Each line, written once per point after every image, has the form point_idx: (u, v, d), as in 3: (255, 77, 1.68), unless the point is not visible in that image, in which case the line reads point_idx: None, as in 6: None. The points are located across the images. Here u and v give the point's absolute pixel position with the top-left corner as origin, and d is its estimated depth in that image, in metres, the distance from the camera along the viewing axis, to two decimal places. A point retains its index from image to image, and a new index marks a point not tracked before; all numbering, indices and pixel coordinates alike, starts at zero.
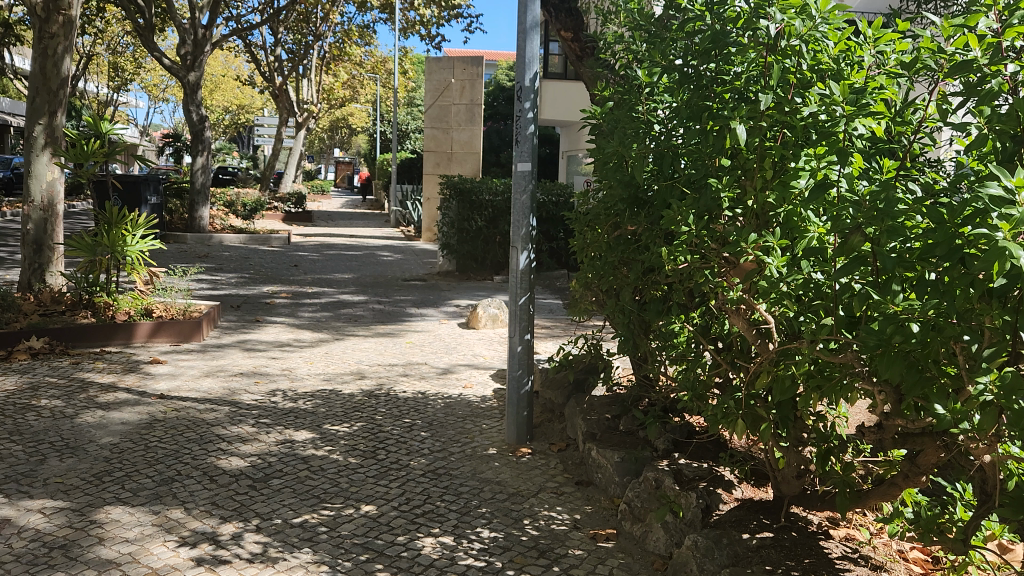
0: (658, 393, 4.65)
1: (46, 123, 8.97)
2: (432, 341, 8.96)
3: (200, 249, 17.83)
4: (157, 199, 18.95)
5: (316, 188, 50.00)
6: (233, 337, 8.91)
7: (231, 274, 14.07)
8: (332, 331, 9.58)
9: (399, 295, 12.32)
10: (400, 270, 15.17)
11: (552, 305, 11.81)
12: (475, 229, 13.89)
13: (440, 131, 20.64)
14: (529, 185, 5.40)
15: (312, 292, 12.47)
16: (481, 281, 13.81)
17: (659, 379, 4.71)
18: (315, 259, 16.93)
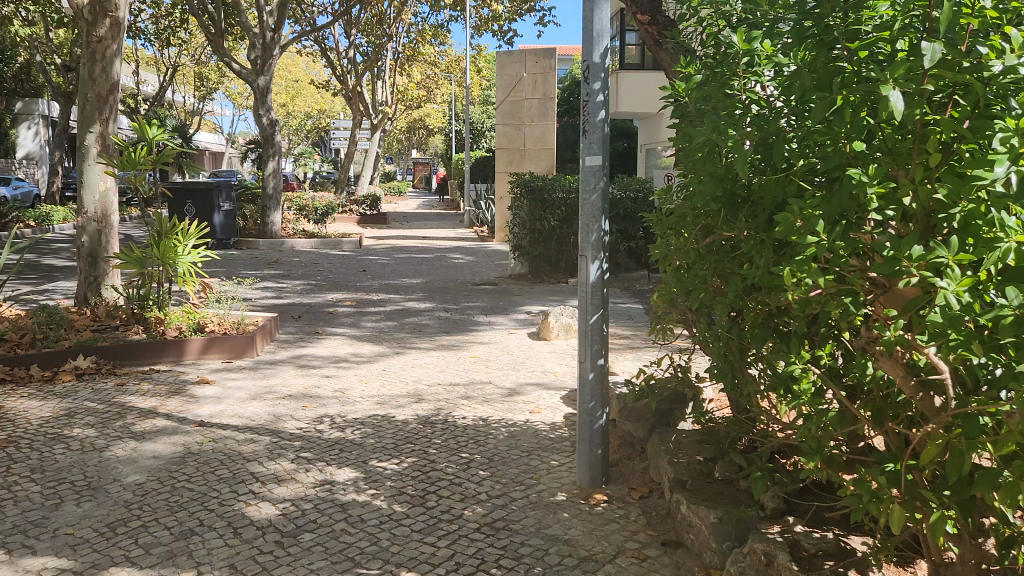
0: (766, 440, 3.74)
1: (98, 131, 8.67)
2: (499, 355, 8.17)
3: (271, 256, 17.63)
4: (231, 206, 18.86)
5: (393, 189, 50.18)
6: (288, 353, 8.36)
7: (297, 281, 13.69)
8: (393, 344, 8.93)
9: (467, 302, 11.62)
10: (471, 273, 14.48)
11: (632, 311, 10.87)
12: (548, 229, 13.05)
13: (512, 128, 19.77)
14: (600, 182, 4.54)
15: (378, 300, 11.90)
16: (555, 284, 12.97)
17: (765, 421, 3.80)
18: (385, 263, 16.46)
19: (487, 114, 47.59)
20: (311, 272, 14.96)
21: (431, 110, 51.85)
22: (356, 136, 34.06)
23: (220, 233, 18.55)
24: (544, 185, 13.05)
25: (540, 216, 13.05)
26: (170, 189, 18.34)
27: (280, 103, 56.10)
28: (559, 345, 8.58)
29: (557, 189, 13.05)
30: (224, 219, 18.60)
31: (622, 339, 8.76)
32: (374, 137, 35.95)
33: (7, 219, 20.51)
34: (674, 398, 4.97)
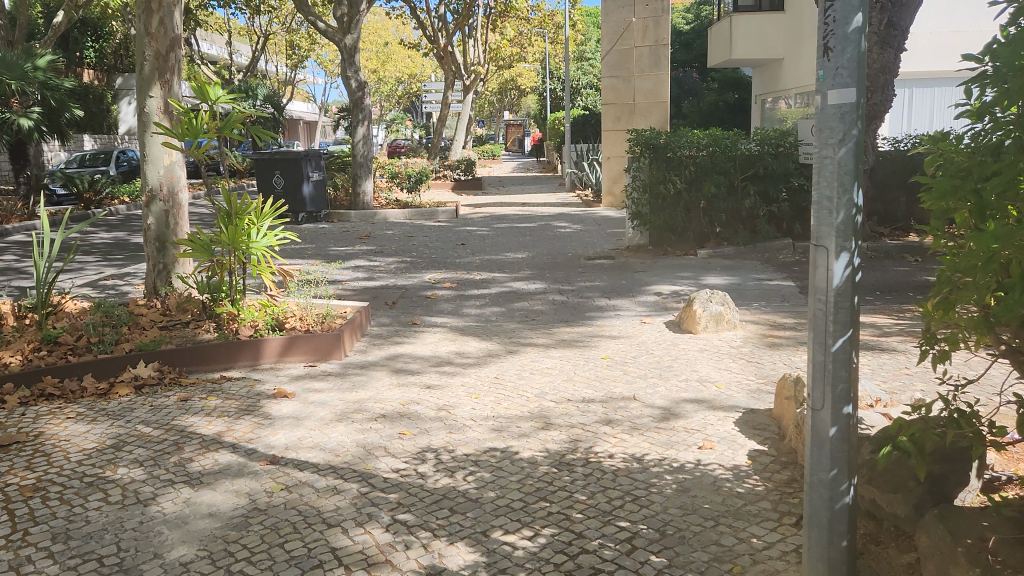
0: None
1: (159, 95, 7.50)
2: (637, 354, 6.59)
3: (363, 229, 16.56)
4: (320, 176, 17.97)
5: (487, 153, 48.97)
6: (381, 355, 7.06)
7: (391, 259, 12.49)
8: (504, 338, 7.51)
9: (583, 281, 10.09)
10: (581, 246, 12.89)
11: (783, 289, 9.06)
12: (673, 192, 11.32)
13: (621, 81, 17.98)
14: (854, 128, 2.84)
15: (481, 280, 10.51)
16: (681, 258, 11.23)
17: None
18: (485, 234, 15.10)
19: (582, 71, 45.40)
20: (405, 248, 13.74)
21: (523, 70, 50.05)
22: (449, 100, 32.77)
23: (311, 205, 17.68)
24: (672, 142, 11.17)
25: (664, 177, 11.33)
26: (256, 160, 17.46)
27: (371, 70, 55.50)
28: (708, 339, 6.91)
29: (685, 145, 11.20)
30: (314, 190, 17.73)
31: (787, 331, 7.03)
32: (467, 100, 34.59)
33: (103, 196, 20.28)
34: (947, 457, 3.25)
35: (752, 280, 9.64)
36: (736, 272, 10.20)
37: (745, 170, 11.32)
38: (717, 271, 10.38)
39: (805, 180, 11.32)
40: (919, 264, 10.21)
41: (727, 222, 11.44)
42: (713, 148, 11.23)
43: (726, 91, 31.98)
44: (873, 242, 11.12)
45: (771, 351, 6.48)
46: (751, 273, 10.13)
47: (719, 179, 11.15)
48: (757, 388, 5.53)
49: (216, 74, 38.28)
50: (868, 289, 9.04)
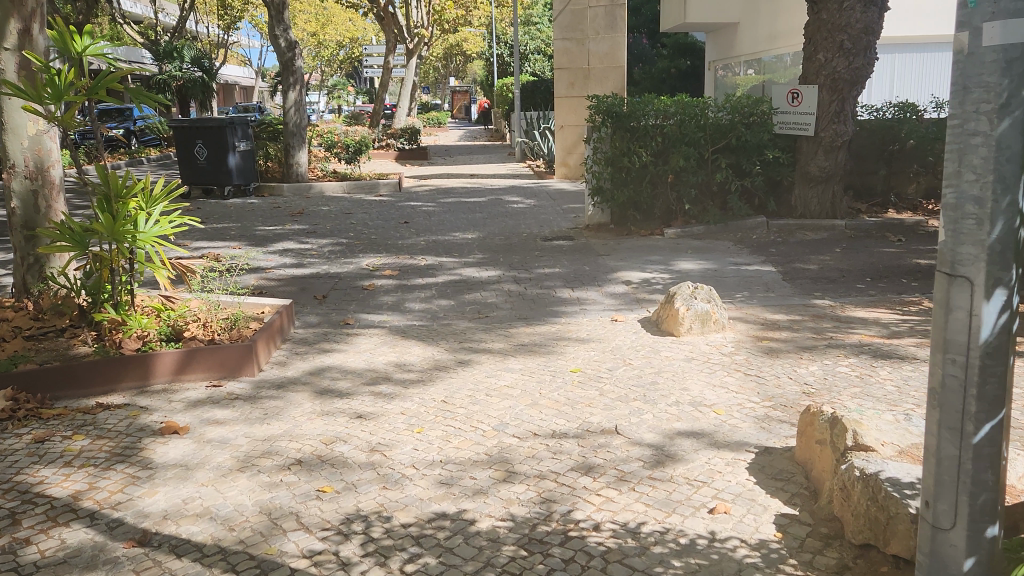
0: None
1: (15, 46, 6.03)
2: (612, 365, 5.50)
3: (297, 205, 15.12)
4: (248, 145, 16.37)
5: (433, 121, 47.30)
6: (303, 370, 5.83)
7: (325, 240, 11.17)
8: (452, 344, 6.33)
9: (541, 266, 8.98)
10: (537, 225, 11.73)
11: (765, 277, 8.10)
12: (638, 166, 10.15)
13: (574, 44, 16.78)
14: (1020, 92, 2.07)
15: (426, 266, 9.30)
16: (647, 238, 10.20)
17: None
18: (431, 210, 13.83)
19: (530, 35, 43.83)
20: (342, 227, 12.40)
21: (468, 35, 48.19)
22: (392, 64, 31.06)
23: (238, 177, 16.10)
24: (636, 111, 10.06)
25: (628, 149, 10.18)
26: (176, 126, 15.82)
27: (310, 33, 52.99)
28: (693, 343, 5.85)
29: (651, 114, 10.08)
30: (241, 162, 16.14)
31: (784, 331, 6.01)
32: (411, 65, 32.92)
33: None
34: None
35: (729, 265, 8.65)
36: (710, 255, 9.21)
37: (717, 140, 10.15)
38: (688, 254, 9.37)
39: (780, 152, 10.29)
40: (906, 244, 9.34)
41: (696, 197, 10.34)
42: (682, 117, 10.06)
43: (678, 58, 30.95)
44: (853, 218, 10.23)
45: (771, 359, 5.45)
46: (726, 256, 9.15)
47: (688, 151, 9.98)
48: (766, 416, 4.49)
49: (142, 35, 35.78)
50: (858, 273, 8.12)
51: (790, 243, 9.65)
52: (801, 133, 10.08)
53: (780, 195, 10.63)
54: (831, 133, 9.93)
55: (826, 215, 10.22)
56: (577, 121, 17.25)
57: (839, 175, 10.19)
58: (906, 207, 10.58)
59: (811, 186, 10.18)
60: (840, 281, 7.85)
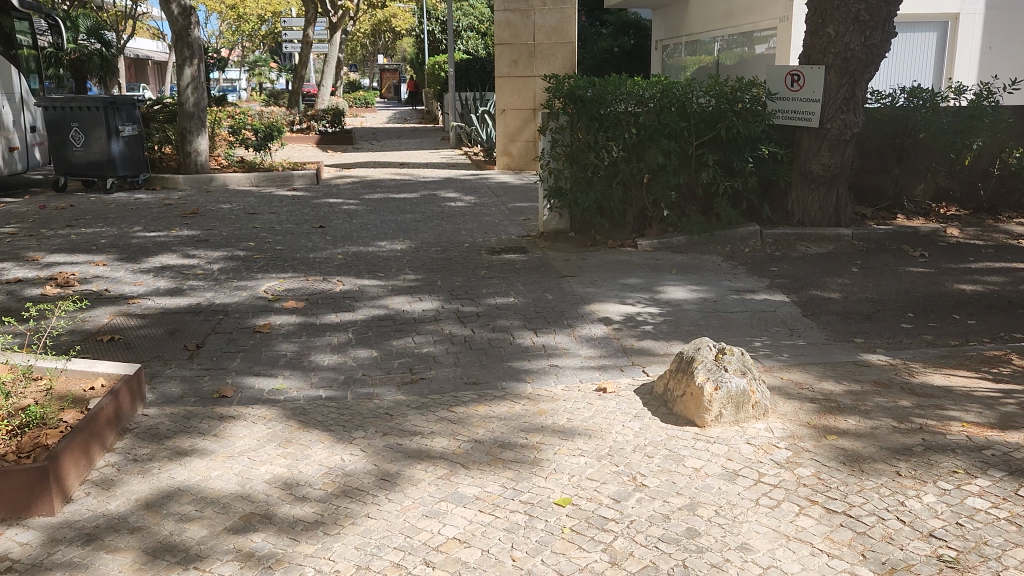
0: None
1: None
2: (618, 490, 3.60)
3: (192, 202, 12.70)
4: (135, 130, 13.68)
5: (359, 100, 44.60)
6: (136, 500, 3.75)
7: (216, 253, 8.91)
8: (373, 437, 4.31)
9: (493, 294, 7.04)
10: (481, 233, 9.73)
11: (780, 313, 6.35)
12: (607, 163, 8.32)
13: (518, 15, 14.81)
14: None
15: (342, 293, 7.21)
16: (617, 252, 8.42)
17: None
18: (352, 209, 11.66)
19: (462, 11, 41.43)
20: (242, 231, 10.11)
21: (397, 10, 45.38)
22: (312, 39, 28.26)
23: (123, 168, 13.47)
24: (604, 95, 8.23)
25: (595, 142, 8.34)
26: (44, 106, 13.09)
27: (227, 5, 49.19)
28: (728, 442, 3.98)
29: (623, 98, 8.26)
30: (126, 149, 13.49)
31: (850, 417, 4.22)
32: (335, 41, 30.23)
33: None
34: None
35: (729, 294, 6.89)
36: (700, 279, 7.44)
37: (704, 131, 8.40)
38: (673, 276, 7.59)
39: (777, 147, 8.58)
40: (930, 261, 7.77)
41: (675, 201, 8.60)
42: (661, 102, 8.26)
43: (621, 37, 29.18)
44: (859, 227, 8.63)
45: (854, 474, 3.63)
46: (719, 280, 7.38)
47: (669, 145, 8.17)
48: None
49: None
50: (894, 305, 6.46)
51: (793, 262, 7.98)
52: (802, 124, 8.40)
53: (773, 198, 8.95)
54: (839, 125, 8.32)
55: (827, 222, 8.65)
56: (521, 105, 15.24)
57: (843, 175, 8.63)
58: (915, 211, 9.13)
59: (809, 186, 8.58)
60: (877, 319, 6.17)
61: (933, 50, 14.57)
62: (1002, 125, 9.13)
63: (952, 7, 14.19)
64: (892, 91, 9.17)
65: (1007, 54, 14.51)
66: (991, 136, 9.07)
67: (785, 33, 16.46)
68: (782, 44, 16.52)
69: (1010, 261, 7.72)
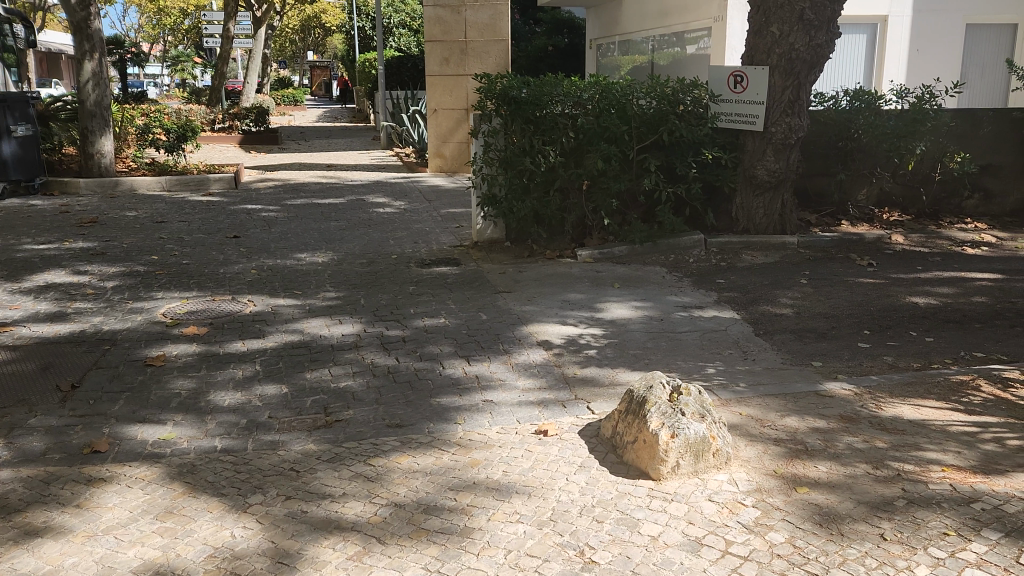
0: None
1: None
2: (562, 571, 3.03)
3: (94, 208, 11.62)
4: (29, 129, 12.46)
5: (288, 98, 43.18)
6: None
7: (113, 268, 7.98)
8: (274, 504, 3.62)
9: (422, 314, 6.40)
10: (410, 242, 9.06)
11: (732, 333, 5.89)
12: (544, 169, 7.78)
13: (448, 11, 14.17)
14: None
15: (252, 316, 6.45)
16: (556, 264, 7.90)
17: None
18: (272, 216, 10.81)
19: (394, 8, 40.43)
20: (146, 242, 9.16)
21: (327, 6, 44.09)
22: (234, 34, 26.91)
23: (16, 170, 12.21)
24: (540, 96, 7.70)
25: (530, 147, 7.80)
26: None
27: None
28: (688, 501, 3.45)
29: (559, 99, 7.74)
30: (19, 150, 12.25)
31: (821, 464, 3.74)
32: (259, 36, 28.92)
33: None
34: None
35: (676, 312, 6.42)
36: (644, 293, 6.96)
37: (645, 134, 7.92)
38: (615, 290, 7.09)
39: (720, 151, 8.18)
40: (879, 271, 7.47)
41: (617, 209, 8.13)
42: (599, 103, 7.76)
43: (555, 35, 28.76)
44: (804, 235, 8.32)
45: (834, 540, 3.14)
46: (666, 295, 6.90)
47: (609, 149, 7.69)
48: None
49: None
50: (849, 321, 6.08)
51: (740, 273, 7.59)
52: (746, 127, 8.02)
53: (718, 204, 8.56)
54: (784, 128, 7.93)
55: (773, 229, 8.30)
56: (453, 105, 14.60)
57: (788, 181, 8.28)
58: (860, 216, 8.88)
59: (754, 193, 8.21)
60: (833, 338, 5.78)
61: (863, 52, 14.50)
62: (944, 128, 8.92)
63: (880, 9, 14.10)
64: (836, 93, 8.80)
65: (937, 56, 14.51)
66: (934, 140, 8.86)
67: (720, 34, 16.20)
68: (718, 45, 16.26)
69: (959, 270, 7.48)
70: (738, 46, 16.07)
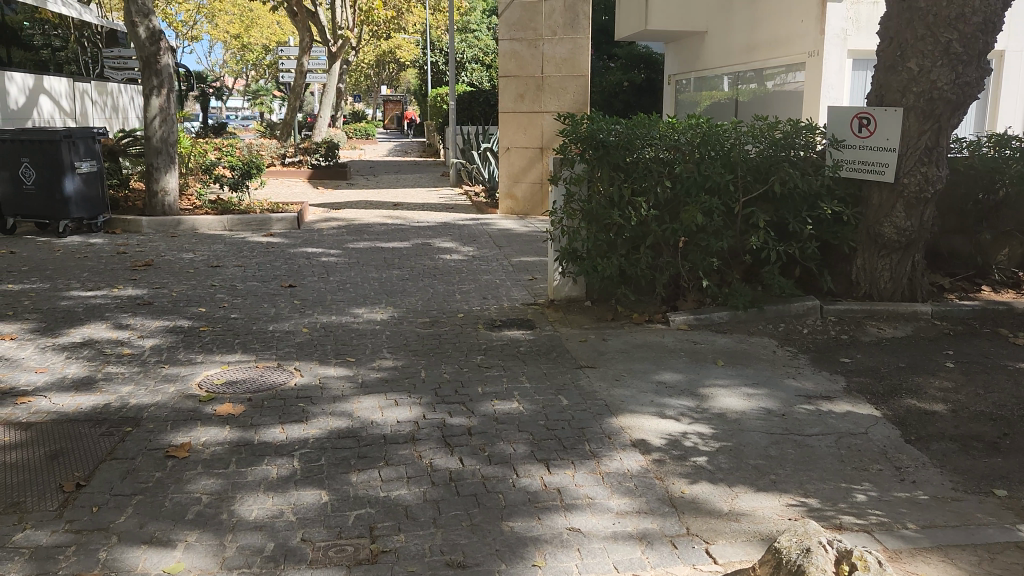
0: None
1: None
2: None
3: (153, 247, 11.09)
4: (94, 165, 11.92)
5: (360, 131, 43.43)
6: None
7: (157, 322, 7.25)
8: None
9: (493, 396, 5.43)
10: (479, 298, 8.13)
11: (875, 440, 4.73)
12: (634, 222, 6.76)
13: (525, 45, 13.41)
14: None
15: (297, 390, 5.57)
16: (645, 332, 6.85)
17: None
18: (333, 262, 10.06)
19: (467, 43, 40.33)
20: (196, 290, 8.46)
21: (402, 40, 44.43)
22: (309, 68, 26.84)
23: (78, 208, 11.67)
24: (632, 139, 6.71)
25: (619, 197, 6.80)
26: None
27: (229, 35, 48.23)
28: None
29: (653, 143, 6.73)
30: (83, 186, 11.71)
31: None
32: (333, 70, 28.86)
33: None
34: None
35: (799, 405, 5.28)
36: (755, 375, 5.84)
37: (752, 185, 6.87)
38: (719, 368, 5.98)
39: (841, 204, 7.01)
40: None
41: (716, 269, 7.07)
42: (701, 148, 6.72)
43: (632, 70, 27.86)
44: (940, 304, 7.07)
45: None
46: (782, 379, 5.75)
47: (711, 201, 6.63)
48: None
49: None
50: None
51: (867, 350, 6.40)
52: (874, 177, 6.88)
53: (834, 264, 7.37)
54: (918, 180, 6.77)
55: (900, 296, 7.09)
56: (527, 143, 13.76)
57: (920, 240, 7.07)
58: (1003, 281, 7.55)
59: (879, 253, 7.03)
60: (1010, 452, 4.59)
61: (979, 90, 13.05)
62: None
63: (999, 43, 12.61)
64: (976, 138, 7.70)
65: None
66: None
67: (816, 69, 14.90)
68: (813, 81, 14.96)
69: None
70: (837, 83, 14.75)
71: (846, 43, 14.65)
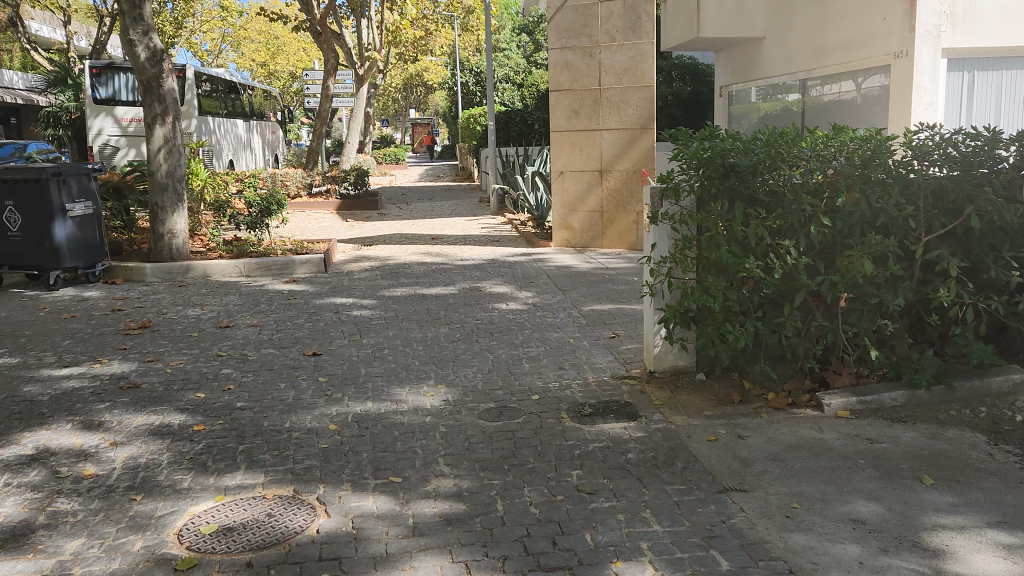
0: None
1: None
2: None
3: (156, 299, 9.48)
4: (90, 207, 10.37)
5: (389, 156, 42.32)
6: None
7: (140, 416, 5.54)
8: None
9: (611, 555, 3.60)
10: (553, 369, 6.33)
11: None
12: (778, 274, 4.92)
13: (579, 54, 11.74)
14: None
15: (318, 545, 3.79)
16: (795, 424, 4.98)
17: None
18: (365, 317, 8.36)
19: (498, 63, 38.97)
20: (198, 363, 6.77)
21: (430, 64, 43.27)
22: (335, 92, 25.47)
23: (72, 258, 10.13)
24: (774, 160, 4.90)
25: (755, 241, 4.97)
26: None
27: (257, 64, 47.48)
28: None
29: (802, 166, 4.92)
30: (76, 232, 10.17)
31: None
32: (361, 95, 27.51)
33: None
34: None
35: None
36: (993, 504, 3.93)
37: (937, 218, 5.01)
38: (931, 489, 4.09)
39: None
40: None
41: (884, 332, 5.20)
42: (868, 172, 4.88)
43: (675, 82, 26.02)
44: None
45: None
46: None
47: (886, 244, 4.78)
48: None
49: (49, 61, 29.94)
50: None
51: None
52: None
53: None
54: None
55: None
56: (582, 166, 11.99)
57: None
58: None
59: None
60: None
61: None
62: None
63: None
64: None
65: None
66: None
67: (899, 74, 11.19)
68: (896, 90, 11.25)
69: None
70: (929, 87, 10.95)
71: (940, 41, 10.85)
